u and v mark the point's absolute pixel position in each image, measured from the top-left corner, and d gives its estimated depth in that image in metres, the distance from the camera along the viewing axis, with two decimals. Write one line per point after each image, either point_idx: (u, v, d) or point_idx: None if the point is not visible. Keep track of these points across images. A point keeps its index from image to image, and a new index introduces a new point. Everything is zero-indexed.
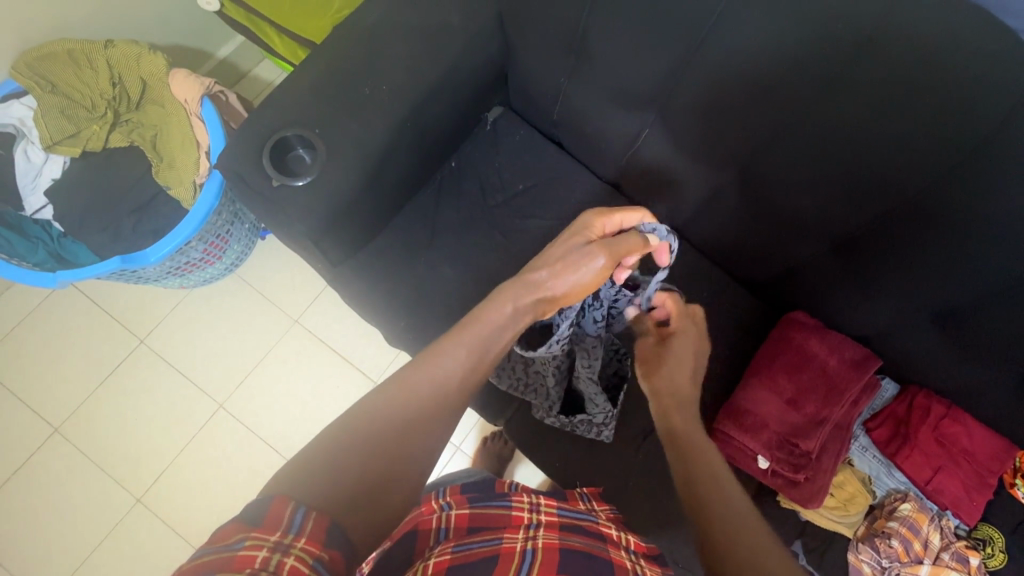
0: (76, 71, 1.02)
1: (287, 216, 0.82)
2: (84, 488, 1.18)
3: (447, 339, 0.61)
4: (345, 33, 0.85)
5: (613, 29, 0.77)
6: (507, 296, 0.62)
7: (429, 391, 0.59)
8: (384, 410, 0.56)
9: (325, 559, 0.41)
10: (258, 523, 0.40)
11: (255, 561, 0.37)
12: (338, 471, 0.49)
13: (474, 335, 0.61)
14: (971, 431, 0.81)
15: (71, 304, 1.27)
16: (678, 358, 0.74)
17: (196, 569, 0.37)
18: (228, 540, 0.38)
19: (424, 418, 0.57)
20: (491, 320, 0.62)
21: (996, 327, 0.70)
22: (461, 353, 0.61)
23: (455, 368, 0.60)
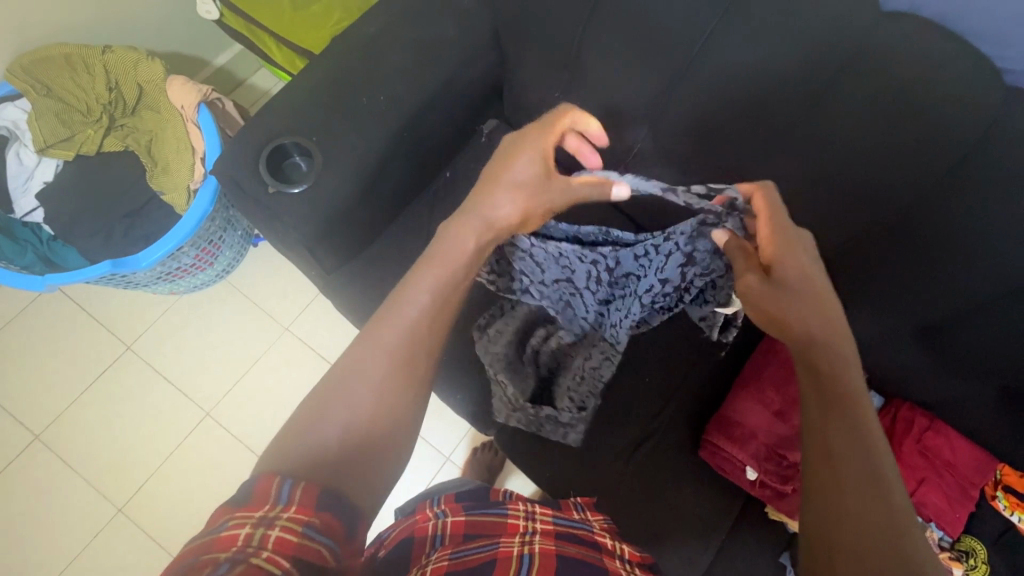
0: (72, 76, 1.02)
1: (283, 222, 0.82)
2: (63, 496, 1.15)
3: (413, 281, 0.61)
4: (344, 44, 0.86)
5: (605, 46, 0.80)
6: (469, 217, 0.66)
7: (400, 342, 0.57)
8: (352, 361, 0.56)
9: (316, 524, 0.40)
10: (244, 501, 0.40)
11: (238, 539, 0.37)
12: (320, 440, 0.50)
13: (445, 268, 0.62)
14: (953, 444, 0.83)
15: (57, 307, 1.25)
16: (794, 290, 0.59)
17: (185, 553, 0.37)
18: (216, 522, 0.39)
19: (398, 372, 0.56)
20: (450, 253, 0.64)
21: (976, 341, 0.72)
22: (424, 297, 0.60)
23: (416, 315, 0.59)
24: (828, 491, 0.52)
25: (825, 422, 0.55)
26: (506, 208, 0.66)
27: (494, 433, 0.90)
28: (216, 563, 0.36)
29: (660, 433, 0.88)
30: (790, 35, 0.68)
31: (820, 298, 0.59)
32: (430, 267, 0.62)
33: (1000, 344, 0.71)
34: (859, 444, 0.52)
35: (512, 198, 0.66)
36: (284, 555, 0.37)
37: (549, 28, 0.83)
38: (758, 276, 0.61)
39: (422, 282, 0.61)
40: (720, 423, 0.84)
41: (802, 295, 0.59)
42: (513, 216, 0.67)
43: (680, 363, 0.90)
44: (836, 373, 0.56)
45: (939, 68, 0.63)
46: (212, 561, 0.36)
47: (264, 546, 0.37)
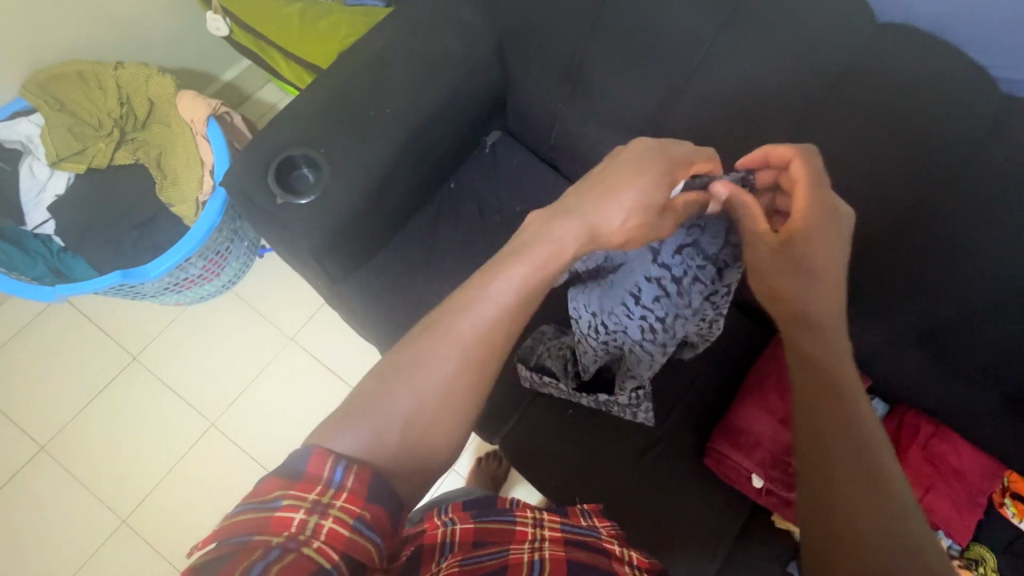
0: (85, 92, 1.05)
1: (291, 232, 0.83)
2: (68, 508, 1.15)
3: (501, 270, 0.54)
4: (352, 59, 0.88)
5: (609, 59, 0.81)
6: (569, 227, 0.55)
7: (476, 341, 0.52)
8: (422, 353, 0.51)
9: (367, 517, 0.41)
10: (296, 480, 0.41)
11: (291, 525, 0.39)
12: (382, 425, 0.48)
13: (539, 251, 0.54)
14: (959, 450, 0.82)
15: (65, 319, 1.26)
16: (816, 267, 0.51)
17: (234, 525, 0.39)
18: (268, 497, 0.40)
19: (470, 373, 0.52)
20: (542, 253, 0.54)
21: (984, 348, 0.72)
22: (508, 295, 0.53)
23: (494, 312, 0.53)
24: (831, 499, 0.45)
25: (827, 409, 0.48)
26: (616, 221, 0.54)
27: (499, 442, 0.90)
28: (268, 546, 0.38)
29: (665, 441, 0.88)
30: (790, 47, 0.70)
31: (835, 271, 0.51)
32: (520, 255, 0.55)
33: (1006, 349, 0.71)
34: (848, 429, 0.47)
35: (625, 215, 0.54)
36: (334, 550, 0.39)
37: (552, 41, 0.85)
38: (771, 248, 0.53)
39: (506, 277, 0.53)
40: (725, 431, 0.84)
41: (815, 265, 0.51)
42: (618, 239, 0.55)
43: (682, 371, 0.91)
44: (828, 356, 0.50)
45: (935, 80, 0.65)
46: (263, 544, 0.38)
47: (316, 535, 0.39)
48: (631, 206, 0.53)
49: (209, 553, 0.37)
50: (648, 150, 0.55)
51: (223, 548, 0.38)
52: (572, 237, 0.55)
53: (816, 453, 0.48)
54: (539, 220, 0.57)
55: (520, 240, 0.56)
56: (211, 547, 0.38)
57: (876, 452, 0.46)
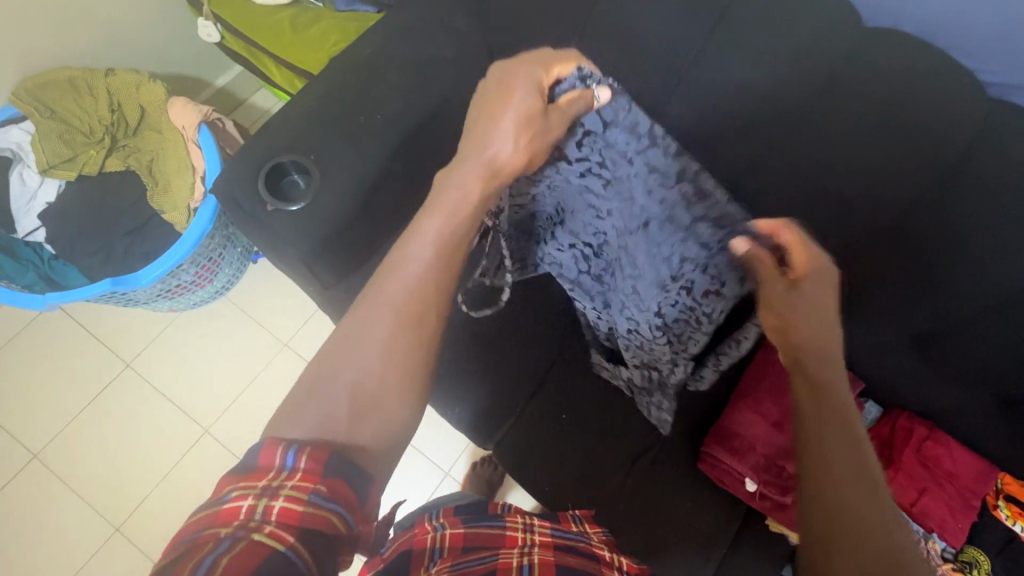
0: (75, 98, 1.04)
1: (282, 238, 0.83)
2: (60, 516, 1.15)
3: (417, 229, 0.59)
4: (342, 65, 0.88)
5: (598, 63, 0.81)
6: (470, 169, 0.59)
7: (406, 301, 0.55)
8: (358, 324, 0.54)
9: (324, 491, 0.43)
10: (246, 473, 0.42)
11: (241, 511, 0.40)
12: (329, 396, 0.51)
13: (448, 202, 0.59)
14: (953, 453, 0.82)
15: (58, 326, 1.26)
16: (812, 310, 0.59)
17: (191, 524, 0.40)
18: (219, 493, 0.41)
19: (409, 333, 0.55)
20: (452, 201, 0.59)
21: (977, 351, 0.72)
22: (429, 250, 0.58)
23: (420, 270, 0.57)
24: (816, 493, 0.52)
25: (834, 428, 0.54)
26: (507, 149, 0.58)
27: (492, 447, 0.90)
28: (218, 538, 0.38)
29: (660, 445, 0.88)
30: (779, 51, 0.70)
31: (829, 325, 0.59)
32: (433, 210, 0.60)
33: (997, 352, 0.71)
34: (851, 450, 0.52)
35: (515, 140, 0.57)
36: (288, 531, 0.40)
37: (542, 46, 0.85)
38: (781, 285, 0.61)
39: (422, 234, 0.59)
40: (719, 435, 0.84)
41: (807, 308, 0.59)
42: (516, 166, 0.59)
43: None
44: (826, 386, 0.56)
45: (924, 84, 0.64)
46: (213, 537, 0.38)
47: (267, 520, 0.40)
48: (513, 127, 0.57)
49: (165, 558, 0.39)
50: (508, 72, 0.59)
51: (176, 548, 0.39)
52: (473, 179, 0.59)
53: (821, 478, 0.52)
54: (447, 172, 0.61)
55: (434, 193, 0.61)
56: (168, 553, 0.39)
57: (874, 472, 0.52)
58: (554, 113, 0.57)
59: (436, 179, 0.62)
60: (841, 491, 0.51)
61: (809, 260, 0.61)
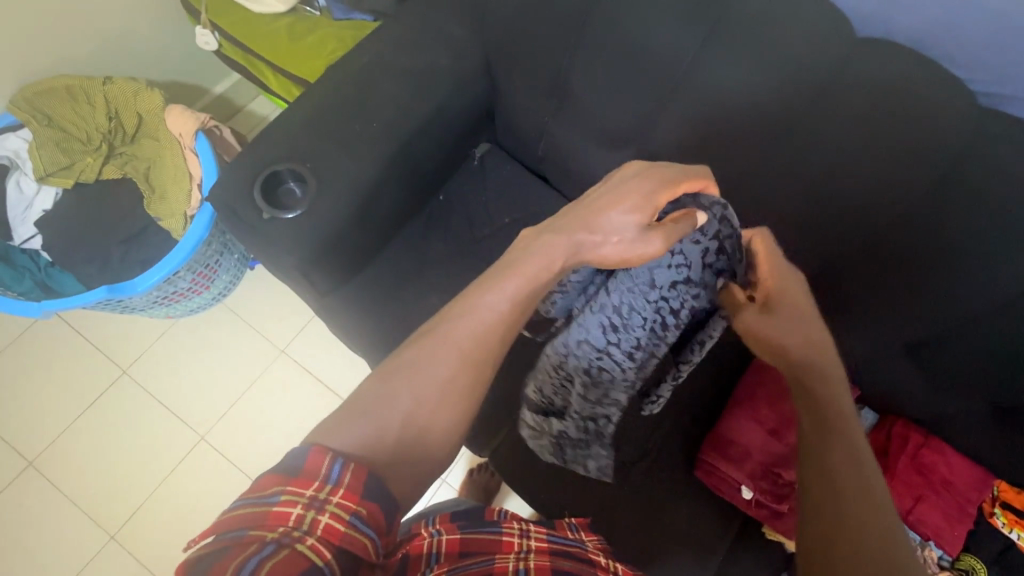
0: (73, 106, 1.05)
1: (278, 246, 0.83)
2: (56, 524, 1.14)
3: (495, 281, 0.56)
4: (338, 74, 0.88)
5: (593, 73, 0.82)
6: (557, 243, 0.57)
7: (473, 344, 0.53)
8: (421, 356, 0.52)
9: (363, 513, 0.41)
10: (296, 475, 0.42)
11: (289, 518, 0.40)
12: (381, 418, 0.48)
13: (531, 265, 0.56)
14: (950, 461, 0.82)
15: (55, 333, 1.26)
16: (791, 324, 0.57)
17: (233, 519, 0.40)
18: (267, 492, 0.41)
19: (467, 374, 0.52)
20: (535, 265, 0.56)
21: (966, 358, 0.73)
22: (505, 301, 0.55)
23: (492, 318, 0.54)
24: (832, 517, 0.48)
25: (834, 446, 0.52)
26: (614, 238, 0.56)
27: (489, 455, 0.90)
28: (262, 542, 0.38)
29: (656, 453, 0.88)
30: (770, 63, 0.71)
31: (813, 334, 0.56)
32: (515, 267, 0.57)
33: (989, 361, 0.71)
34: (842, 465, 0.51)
35: (621, 238, 0.55)
36: (327, 548, 0.39)
37: (537, 56, 0.85)
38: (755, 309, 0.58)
39: (502, 285, 0.56)
40: (715, 442, 0.84)
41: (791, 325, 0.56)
42: (605, 255, 0.56)
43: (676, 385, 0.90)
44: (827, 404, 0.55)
45: (909, 97, 0.66)
46: (257, 540, 0.38)
47: (310, 532, 0.39)
48: (624, 226, 0.55)
49: (207, 547, 0.39)
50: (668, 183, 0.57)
51: (219, 543, 0.39)
52: (554, 252, 0.57)
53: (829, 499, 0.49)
54: (538, 235, 0.59)
55: (509, 258, 0.59)
56: (209, 540, 0.39)
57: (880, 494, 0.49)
58: (675, 225, 0.56)
59: (518, 239, 0.61)
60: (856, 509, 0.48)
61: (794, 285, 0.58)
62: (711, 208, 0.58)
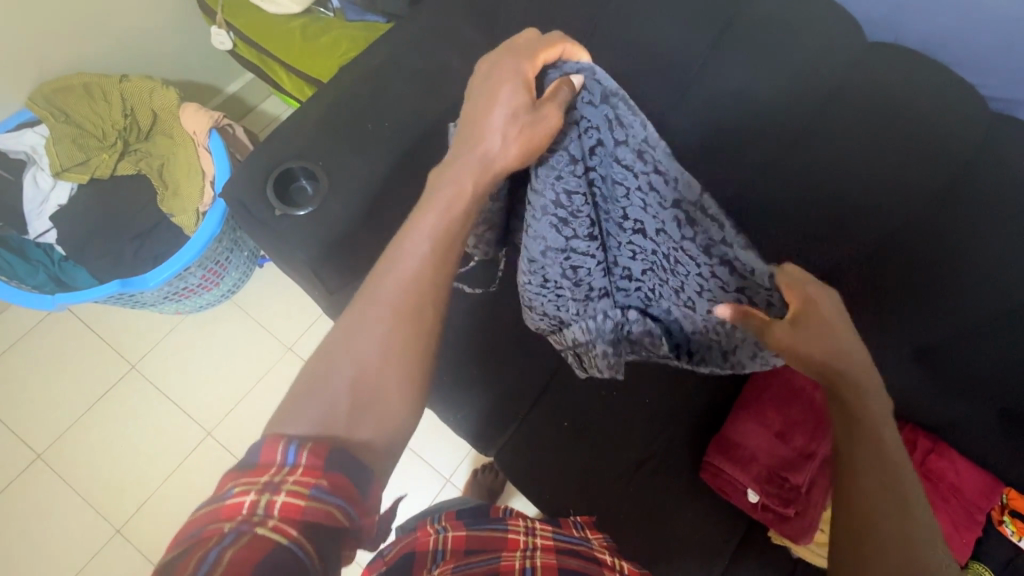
0: (89, 103, 1.06)
1: (289, 242, 0.84)
2: (62, 517, 1.15)
3: (412, 229, 0.57)
4: (351, 74, 0.90)
5: None
6: (465, 166, 0.57)
7: (406, 297, 0.55)
8: (357, 323, 0.54)
9: (325, 485, 0.42)
10: (250, 466, 0.43)
11: (244, 506, 0.40)
12: (329, 393, 0.50)
13: (442, 199, 0.57)
14: (959, 467, 0.80)
15: (65, 327, 1.27)
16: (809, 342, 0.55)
17: (196, 517, 0.40)
18: (223, 488, 0.41)
19: (407, 327, 0.54)
20: (444, 198, 0.57)
21: (976, 363, 0.72)
22: (424, 246, 0.57)
23: (420, 267, 0.56)
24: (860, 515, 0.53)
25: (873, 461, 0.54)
26: (500, 140, 0.55)
27: (493, 453, 0.90)
28: (223, 532, 0.39)
29: (661, 455, 0.88)
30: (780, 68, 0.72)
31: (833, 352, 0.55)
32: (426, 209, 0.58)
33: (999, 367, 0.71)
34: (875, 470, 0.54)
35: (507, 133, 0.55)
36: (291, 525, 0.40)
37: None
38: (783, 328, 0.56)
39: (418, 232, 0.57)
40: (719, 444, 0.84)
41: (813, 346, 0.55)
42: (512, 156, 0.55)
43: (682, 386, 0.90)
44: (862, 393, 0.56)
45: (913, 110, 0.68)
46: (219, 532, 0.39)
47: (270, 515, 0.40)
48: (507, 121, 0.55)
49: (171, 549, 0.39)
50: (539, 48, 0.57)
51: (184, 542, 0.39)
52: (468, 177, 0.57)
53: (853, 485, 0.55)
54: (436, 169, 0.59)
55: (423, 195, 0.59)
56: (172, 546, 0.39)
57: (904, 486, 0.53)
58: (547, 105, 0.54)
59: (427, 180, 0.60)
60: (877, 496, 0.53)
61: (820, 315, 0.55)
62: (579, 72, 0.56)
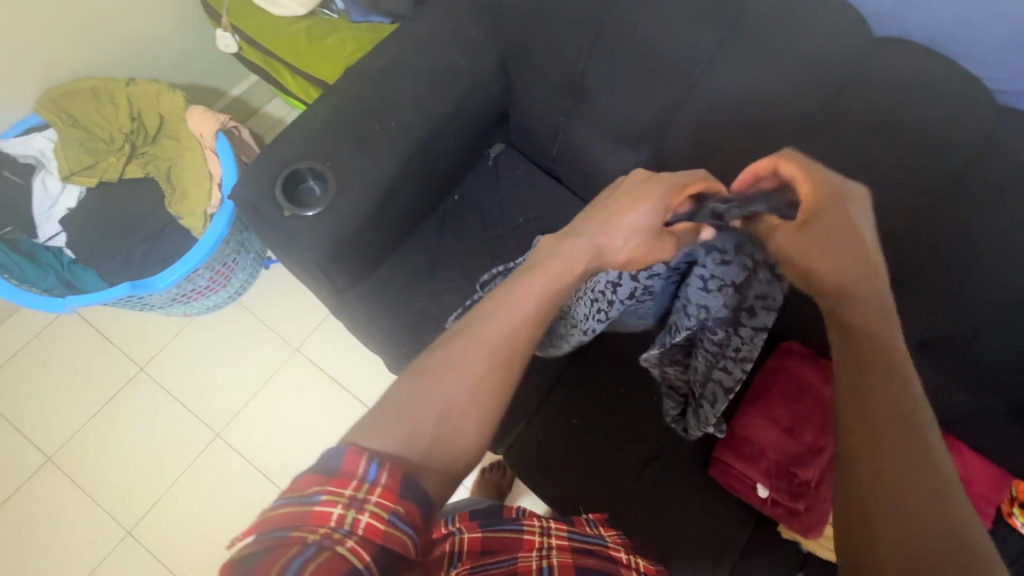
0: (97, 107, 1.07)
1: (298, 243, 0.85)
2: (74, 519, 1.16)
3: (514, 286, 0.58)
4: (356, 75, 0.90)
5: (609, 75, 0.83)
6: (575, 249, 0.60)
7: (501, 344, 0.54)
8: (451, 356, 0.52)
9: (402, 512, 0.42)
10: (334, 475, 0.42)
11: (330, 518, 0.40)
12: (415, 414, 0.49)
13: (553, 272, 0.59)
14: (967, 461, 0.80)
15: (74, 330, 1.27)
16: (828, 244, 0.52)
17: (277, 516, 0.40)
18: (307, 492, 0.41)
19: (497, 373, 0.52)
20: (556, 268, 0.59)
21: (984, 355, 0.72)
22: (530, 304, 0.56)
23: (519, 321, 0.55)
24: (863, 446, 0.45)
25: (897, 441, 0.43)
26: (617, 239, 0.60)
27: (503, 451, 0.91)
28: (305, 543, 0.38)
29: (670, 451, 0.88)
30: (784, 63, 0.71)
31: (856, 261, 0.52)
32: (536, 270, 0.59)
33: (1009, 358, 0.71)
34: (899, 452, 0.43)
35: (627, 238, 0.60)
36: (367, 551, 0.39)
37: (553, 56, 0.87)
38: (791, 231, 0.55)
39: (524, 288, 0.57)
40: (728, 440, 0.84)
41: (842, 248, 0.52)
42: (623, 258, 0.61)
43: None
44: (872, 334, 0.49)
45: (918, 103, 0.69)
46: (301, 540, 0.38)
47: (352, 534, 0.39)
48: (633, 227, 0.60)
49: (249, 546, 0.39)
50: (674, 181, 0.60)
51: (262, 542, 0.39)
52: (579, 259, 0.60)
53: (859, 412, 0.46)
54: (545, 248, 0.62)
55: (533, 260, 0.61)
56: (251, 539, 0.39)
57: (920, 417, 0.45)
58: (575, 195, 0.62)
59: (540, 246, 0.64)
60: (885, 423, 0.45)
61: (832, 209, 0.53)
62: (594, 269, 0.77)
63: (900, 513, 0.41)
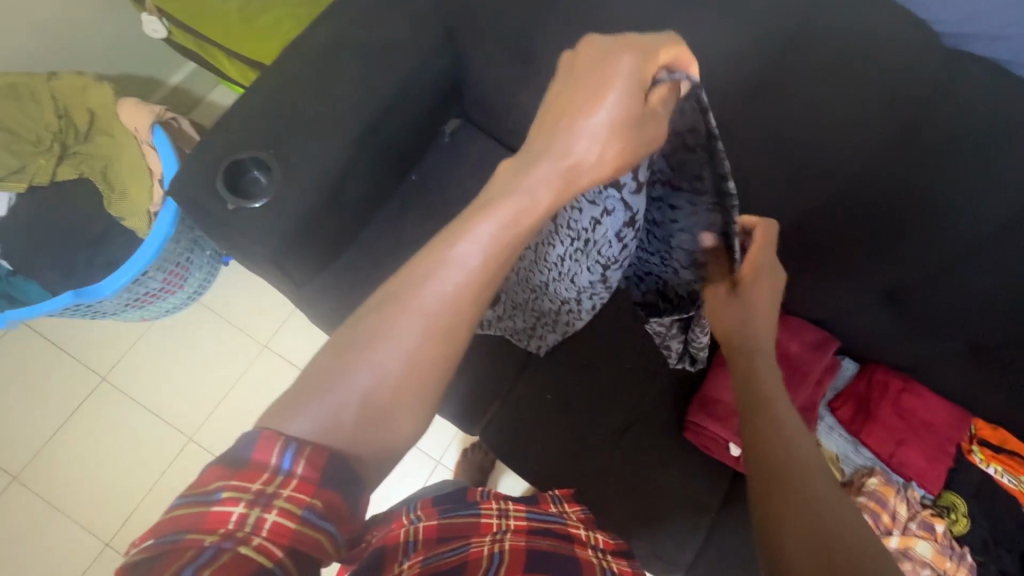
0: (17, 104, 1.00)
1: (247, 239, 0.81)
2: (47, 537, 1.13)
3: (463, 228, 0.47)
4: (294, 54, 0.85)
5: (557, 39, 0.80)
6: (541, 175, 0.46)
7: (443, 316, 0.47)
8: (380, 324, 0.47)
9: (318, 507, 0.40)
10: (240, 468, 0.40)
11: (232, 517, 0.38)
12: (333, 396, 0.45)
13: (508, 207, 0.47)
14: (928, 403, 0.85)
15: (27, 344, 1.22)
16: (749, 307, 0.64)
17: (173, 518, 0.37)
18: (207, 489, 0.39)
19: (437, 346, 0.47)
20: (514, 209, 0.46)
21: (942, 301, 0.74)
22: (476, 259, 0.47)
23: (461, 279, 0.47)
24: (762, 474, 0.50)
25: (793, 480, 0.48)
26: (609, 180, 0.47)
27: (479, 432, 0.90)
28: (202, 547, 0.36)
29: (644, 417, 0.89)
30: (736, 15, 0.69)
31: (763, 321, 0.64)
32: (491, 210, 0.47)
33: (965, 301, 0.72)
34: (809, 496, 0.46)
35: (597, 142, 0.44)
36: (276, 547, 0.38)
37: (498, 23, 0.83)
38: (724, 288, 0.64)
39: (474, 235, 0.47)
40: (700, 403, 0.85)
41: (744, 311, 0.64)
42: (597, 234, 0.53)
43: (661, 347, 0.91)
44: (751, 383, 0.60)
45: None
46: (198, 543, 0.37)
47: (258, 530, 0.38)
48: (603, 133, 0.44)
49: (144, 551, 0.37)
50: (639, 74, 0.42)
51: (157, 547, 0.36)
52: (547, 187, 0.46)
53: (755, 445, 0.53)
54: (512, 168, 0.47)
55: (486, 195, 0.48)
56: (147, 543, 0.37)
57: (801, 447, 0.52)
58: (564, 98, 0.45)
59: (495, 172, 0.49)
60: (778, 451, 0.51)
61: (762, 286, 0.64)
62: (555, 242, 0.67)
63: (816, 527, 0.43)
